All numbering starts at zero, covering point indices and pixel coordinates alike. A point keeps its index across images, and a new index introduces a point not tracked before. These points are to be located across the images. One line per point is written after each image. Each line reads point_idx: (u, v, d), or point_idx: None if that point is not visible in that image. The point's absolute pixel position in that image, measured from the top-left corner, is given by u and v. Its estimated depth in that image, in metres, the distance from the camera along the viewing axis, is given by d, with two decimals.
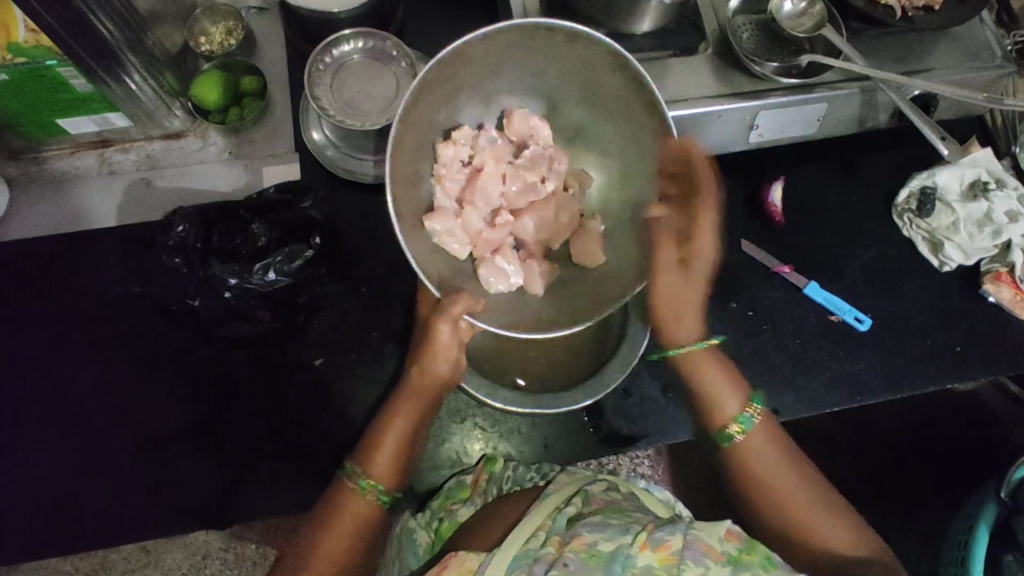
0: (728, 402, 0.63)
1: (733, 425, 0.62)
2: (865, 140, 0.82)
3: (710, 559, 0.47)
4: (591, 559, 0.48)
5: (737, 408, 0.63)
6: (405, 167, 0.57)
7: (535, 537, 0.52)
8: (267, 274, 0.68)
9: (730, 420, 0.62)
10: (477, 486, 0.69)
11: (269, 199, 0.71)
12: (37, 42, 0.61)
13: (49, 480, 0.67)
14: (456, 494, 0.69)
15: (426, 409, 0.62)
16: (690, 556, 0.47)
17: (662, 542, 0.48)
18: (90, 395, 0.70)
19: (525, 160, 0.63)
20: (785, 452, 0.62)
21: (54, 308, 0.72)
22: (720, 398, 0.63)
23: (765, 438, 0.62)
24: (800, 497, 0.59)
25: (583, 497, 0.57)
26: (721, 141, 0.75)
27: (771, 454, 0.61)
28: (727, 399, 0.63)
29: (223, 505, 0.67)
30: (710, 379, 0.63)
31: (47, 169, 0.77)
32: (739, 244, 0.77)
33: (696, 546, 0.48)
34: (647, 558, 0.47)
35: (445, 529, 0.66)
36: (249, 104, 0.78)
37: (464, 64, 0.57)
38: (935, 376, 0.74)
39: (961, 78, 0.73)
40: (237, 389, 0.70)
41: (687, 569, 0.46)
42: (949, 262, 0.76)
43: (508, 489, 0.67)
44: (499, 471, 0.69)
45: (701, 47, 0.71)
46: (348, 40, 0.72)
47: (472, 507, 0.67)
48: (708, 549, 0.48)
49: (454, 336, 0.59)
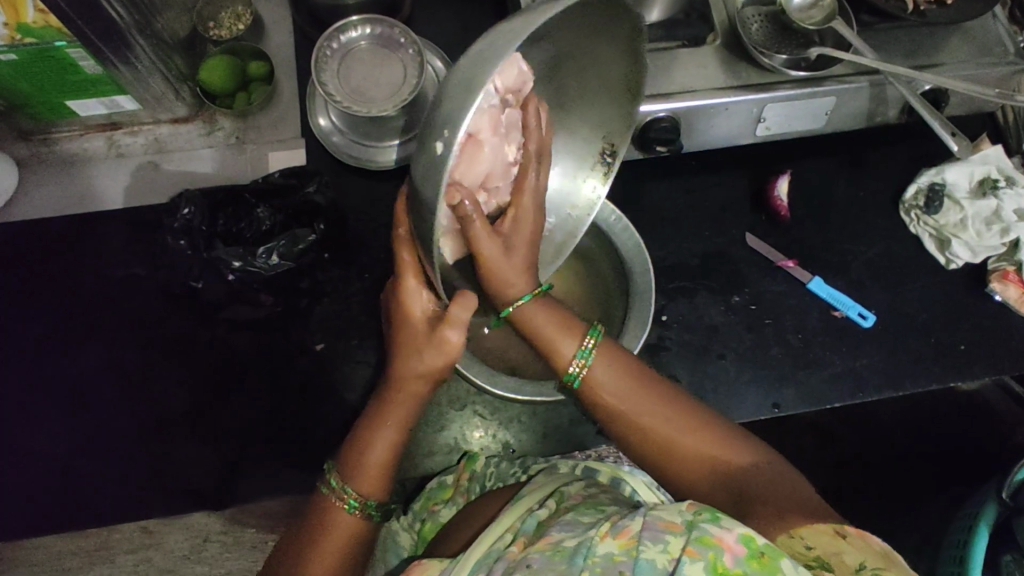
0: (563, 342, 0.59)
1: (575, 364, 0.58)
2: (874, 135, 0.81)
3: (671, 532, 0.45)
4: (556, 555, 0.47)
5: (574, 346, 0.59)
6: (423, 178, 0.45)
7: (502, 538, 0.54)
8: (270, 257, 0.68)
9: (571, 361, 0.59)
10: (459, 486, 0.69)
11: (275, 183, 0.72)
12: (46, 23, 0.60)
13: (53, 457, 0.68)
14: (439, 495, 0.69)
15: (413, 414, 0.60)
16: (649, 536, 0.45)
17: (623, 528, 0.46)
18: (94, 374, 0.71)
19: (508, 125, 0.57)
20: (638, 377, 0.58)
21: (61, 288, 0.73)
22: (554, 343, 0.59)
23: (610, 367, 0.59)
24: (670, 418, 0.56)
25: (559, 497, 0.59)
26: (728, 135, 0.74)
27: (622, 383, 0.58)
28: (560, 339, 0.59)
29: (222, 487, 0.68)
30: (536, 324, 0.59)
31: (56, 150, 0.78)
32: (743, 237, 0.77)
33: (655, 525, 0.46)
34: (607, 546, 0.46)
35: (428, 531, 0.67)
36: (256, 89, 0.79)
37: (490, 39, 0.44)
38: (940, 375, 0.73)
39: (973, 74, 0.72)
40: (239, 371, 0.71)
41: (645, 549, 0.44)
42: (956, 260, 0.76)
43: (491, 486, 0.67)
44: (480, 470, 0.69)
45: (709, 38, 0.71)
46: (356, 27, 0.72)
47: (453, 508, 0.67)
48: (668, 524, 0.46)
49: (458, 336, 0.57)
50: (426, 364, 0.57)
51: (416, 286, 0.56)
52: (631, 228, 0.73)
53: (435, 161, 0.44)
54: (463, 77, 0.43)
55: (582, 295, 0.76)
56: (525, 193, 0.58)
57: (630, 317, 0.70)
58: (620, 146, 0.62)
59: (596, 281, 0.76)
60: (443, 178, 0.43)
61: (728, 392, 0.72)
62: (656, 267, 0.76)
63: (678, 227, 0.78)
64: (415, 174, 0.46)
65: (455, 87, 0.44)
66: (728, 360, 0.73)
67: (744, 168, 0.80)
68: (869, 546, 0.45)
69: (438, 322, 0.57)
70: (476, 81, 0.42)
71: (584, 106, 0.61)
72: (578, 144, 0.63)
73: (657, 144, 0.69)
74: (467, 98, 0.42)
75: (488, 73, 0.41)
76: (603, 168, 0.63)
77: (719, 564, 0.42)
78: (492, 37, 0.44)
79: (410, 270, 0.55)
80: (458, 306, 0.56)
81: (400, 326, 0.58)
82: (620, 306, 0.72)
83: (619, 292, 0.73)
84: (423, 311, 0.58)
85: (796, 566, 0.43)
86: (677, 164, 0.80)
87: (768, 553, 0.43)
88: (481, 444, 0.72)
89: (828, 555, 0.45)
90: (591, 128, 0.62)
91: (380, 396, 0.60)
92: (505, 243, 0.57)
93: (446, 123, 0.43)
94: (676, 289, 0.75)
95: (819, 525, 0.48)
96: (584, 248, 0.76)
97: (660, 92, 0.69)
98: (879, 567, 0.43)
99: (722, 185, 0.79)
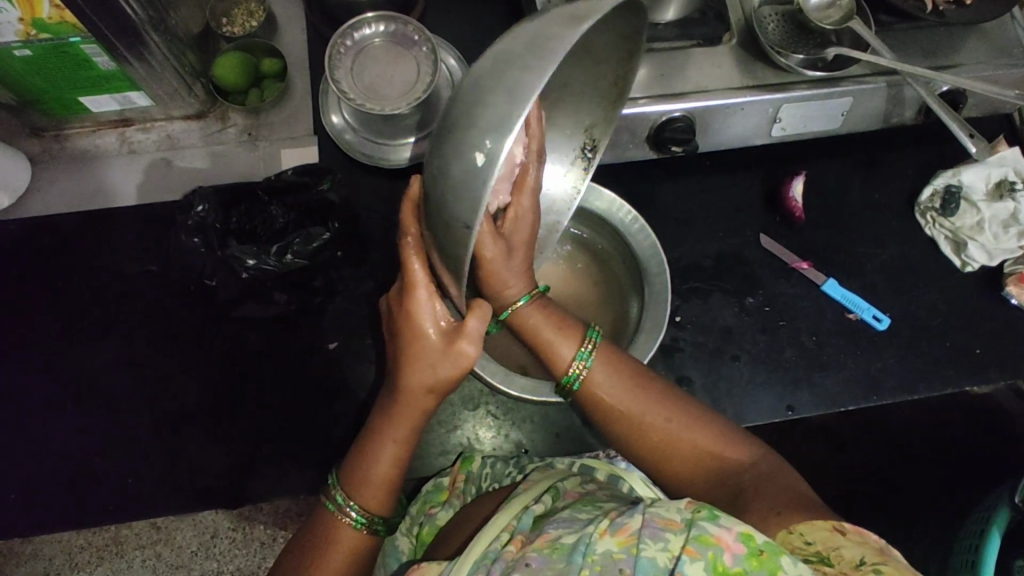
0: (561, 345, 0.59)
1: (575, 366, 0.58)
2: (890, 136, 0.81)
3: (670, 531, 0.45)
4: (554, 552, 0.49)
5: (572, 349, 0.59)
6: (462, 187, 0.44)
7: (499, 538, 0.54)
8: (284, 255, 0.68)
9: (569, 363, 0.58)
10: (454, 488, 0.68)
11: (287, 181, 0.71)
12: (61, 19, 0.60)
13: (63, 454, 0.68)
14: (434, 498, 0.69)
15: (417, 431, 0.59)
16: (648, 534, 0.46)
17: (622, 526, 0.47)
18: (105, 371, 0.71)
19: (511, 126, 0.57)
20: (632, 376, 0.59)
21: (71, 285, 0.73)
22: (552, 343, 0.59)
23: (608, 368, 0.59)
24: (668, 416, 0.57)
25: (554, 493, 0.60)
26: (743, 135, 0.73)
27: (620, 383, 0.58)
28: (559, 339, 0.59)
29: (233, 485, 0.68)
30: (533, 324, 0.60)
31: (68, 146, 0.78)
32: (756, 239, 0.77)
33: (653, 522, 0.46)
34: (605, 544, 0.47)
35: (426, 534, 0.66)
36: (268, 86, 0.79)
37: (531, 41, 0.43)
38: (954, 379, 0.73)
39: (992, 75, 0.71)
40: (251, 368, 0.71)
41: (645, 547, 0.45)
42: (972, 263, 0.75)
43: (487, 487, 0.67)
44: (476, 470, 0.69)
45: (725, 37, 0.71)
46: (370, 24, 0.72)
47: (450, 511, 0.66)
48: (667, 521, 0.46)
49: (472, 344, 0.55)
50: (438, 378, 0.56)
51: (427, 298, 0.55)
52: (648, 228, 0.72)
53: (474, 172, 0.43)
54: (505, 84, 0.42)
55: (595, 294, 0.76)
56: (524, 193, 0.59)
57: (645, 318, 0.68)
58: (600, 140, 0.62)
59: (607, 280, 0.76)
60: (484, 191, 0.42)
61: (741, 395, 0.71)
62: (669, 267, 0.76)
63: (692, 227, 0.77)
64: (444, 179, 0.45)
65: (493, 93, 0.43)
66: (742, 362, 0.72)
67: (757, 168, 0.80)
68: (866, 542, 0.45)
69: (452, 334, 0.55)
70: (522, 91, 0.41)
71: (590, 102, 0.61)
72: (558, 137, 0.64)
73: (671, 144, 0.69)
74: (513, 109, 0.41)
75: (537, 85, 0.40)
76: (582, 164, 0.64)
77: (718, 564, 0.43)
78: (533, 41, 0.43)
79: (420, 281, 0.54)
80: (475, 318, 0.55)
81: (405, 337, 0.56)
82: (637, 309, 0.71)
83: (634, 294, 0.73)
84: (436, 325, 0.55)
85: (797, 562, 0.42)
86: (691, 164, 0.80)
87: (768, 550, 0.43)
88: (493, 444, 0.72)
89: (827, 551, 0.45)
90: (573, 121, 0.63)
91: (385, 410, 0.59)
92: (506, 245, 0.59)
93: (490, 132, 0.42)
94: (689, 289, 0.75)
95: (815, 520, 0.48)
96: (596, 247, 0.76)
97: (676, 92, 0.68)
98: (878, 561, 0.43)
99: (736, 185, 0.79)
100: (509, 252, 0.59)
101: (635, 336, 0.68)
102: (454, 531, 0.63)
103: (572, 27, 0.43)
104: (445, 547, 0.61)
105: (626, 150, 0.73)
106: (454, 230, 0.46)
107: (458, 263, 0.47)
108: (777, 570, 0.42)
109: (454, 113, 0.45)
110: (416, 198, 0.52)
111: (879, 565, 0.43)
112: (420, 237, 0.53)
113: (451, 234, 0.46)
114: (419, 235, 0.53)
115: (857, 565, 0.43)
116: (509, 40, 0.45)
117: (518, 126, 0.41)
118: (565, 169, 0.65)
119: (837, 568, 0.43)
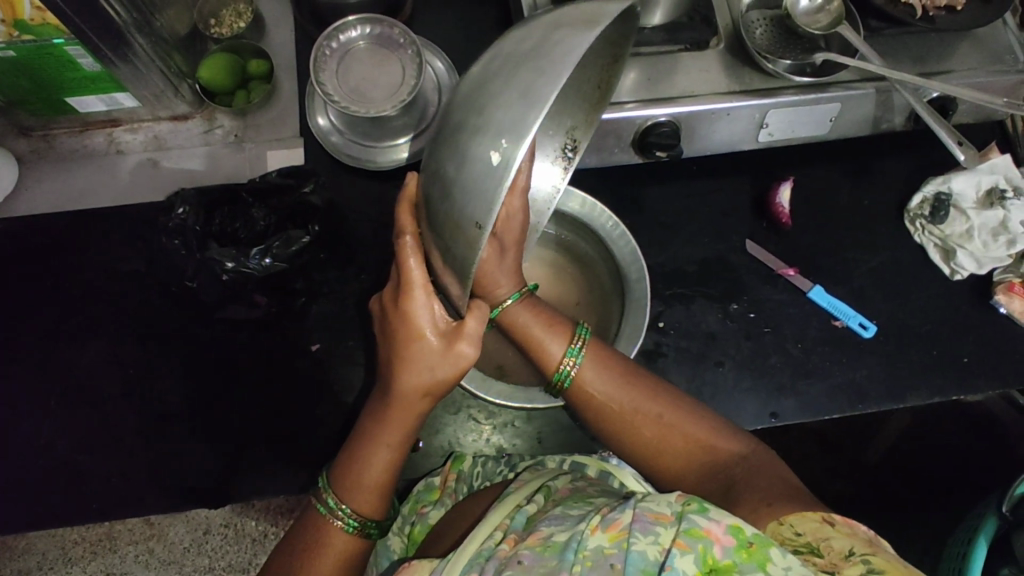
0: (552, 342, 0.59)
1: (566, 363, 0.58)
2: (879, 142, 0.80)
3: (660, 524, 0.46)
4: (546, 550, 0.49)
5: (562, 346, 0.59)
6: (470, 190, 0.44)
7: (492, 537, 0.54)
8: (263, 259, 0.69)
9: (560, 360, 0.58)
10: (446, 487, 0.69)
11: (271, 183, 0.72)
12: (42, 20, 0.60)
13: (48, 455, 0.68)
14: (426, 497, 0.69)
15: (409, 434, 0.59)
16: (639, 528, 0.46)
17: (613, 521, 0.48)
18: (90, 371, 0.71)
19: None
20: (622, 369, 0.59)
21: (57, 286, 0.73)
22: (543, 340, 0.59)
23: (597, 364, 0.59)
24: (659, 412, 0.57)
25: (546, 491, 0.60)
26: (731, 140, 0.73)
27: (610, 379, 0.58)
28: (547, 338, 0.59)
29: (217, 486, 0.68)
30: (523, 322, 0.60)
31: (56, 145, 0.78)
32: (744, 244, 0.76)
33: (644, 517, 0.47)
34: (597, 540, 0.47)
35: (417, 534, 0.67)
36: (255, 87, 0.79)
37: (546, 43, 0.43)
38: (943, 387, 0.72)
39: (982, 82, 0.70)
40: (236, 370, 0.71)
41: (636, 541, 0.45)
42: (961, 271, 0.75)
43: (479, 485, 0.69)
44: (466, 470, 0.70)
45: (712, 42, 0.70)
46: (355, 27, 0.71)
47: (442, 509, 0.67)
48: (658, 515, 0.46)
49: (469, 345, 0.56)
50: (434, 382, 0.56)
51: (425, 300, 0.54)
52: (629, 235, 0.72)
53: (487, 175, 0.43)
54: (520, 87, 0.42)
55: (577, 297, 0.76)
56: (515, 194, 0.60)
57: (623, 325, 0.68)
58: (581, 140, 0.62)
59: (591, 283, 0.76)
60: (500, 191, 0.42)
61: (725, 401, 0.71)
62: (653, 271, 0.75)
63: (677, 232, 0.77)
64: (460, 185, 0.45)
65: (508, 95, 0.43)
66: (726, 368, 0.72)
67: (746, 173, 0.79)
68: (855, 533, 0.45)
69: (449, 336, 0.55)
70: (539, 94, 0.41)
71: (575, 104, 0.62)
72: (539, 136, 0.64)
73: (657, 149, 0.69)
74: (530, 111, 0.41)
75: (554, 87, 0.41)
76: (563, 162, 0.64)
77: (708, 557, 0.43)
78: (545, 45, 0.43)
79: (417, 282, 0.54)
80: (474, 318, 0.56)
81: (400, 340, 0.55)
82: (618, 313, 0.70)
83: (616, 298, 0.72)
84: (434, 328, 0.55)
85: (786, 554, 0.42)
86: (678, 169, 0.79)
87: (757, 542, 0.43)
88: (478, 446, 0.72)
89: (817, 541, 0.45)
90: (555, 122, 0.63)
91: (376, 415, 0.58)
92: (499, 246, 0.62)
93: (506, 134, 0.42)
94: (673, 295, 0.74)
95: (807, 512, 0.48)
96: (578, 250, 0.76)
97: (662, 97, 0.68)
98: (867, 552, 0.43)
99: (724, 191, 0.79)
100: (496, 253, 0.61)
101: (619, 334, 0.68)
102: (447, 530, 0.64)
103: (585, 28, 0.43)
104: (439, 545, 0.62)
105: (611, 154, 0.73)
106: (464, 232, 0.45)
107: (462, 265, 0.47)
108: (766, 562, 0.42)
109: (463, 117, 0.45)
110: (411, 198, 0.53)
111: (868, 555, 0.43)
112: (418, 237, 0.53)
113: (460, 236, 0.45)
114: (415, 236, 0.53)
115: (845, 556, 0.43)
116: (519, 44, 0.45)
117: (535, 127, 0.41)
118: (547, 165, 0.65)
119: (826, 559, 0.43)
